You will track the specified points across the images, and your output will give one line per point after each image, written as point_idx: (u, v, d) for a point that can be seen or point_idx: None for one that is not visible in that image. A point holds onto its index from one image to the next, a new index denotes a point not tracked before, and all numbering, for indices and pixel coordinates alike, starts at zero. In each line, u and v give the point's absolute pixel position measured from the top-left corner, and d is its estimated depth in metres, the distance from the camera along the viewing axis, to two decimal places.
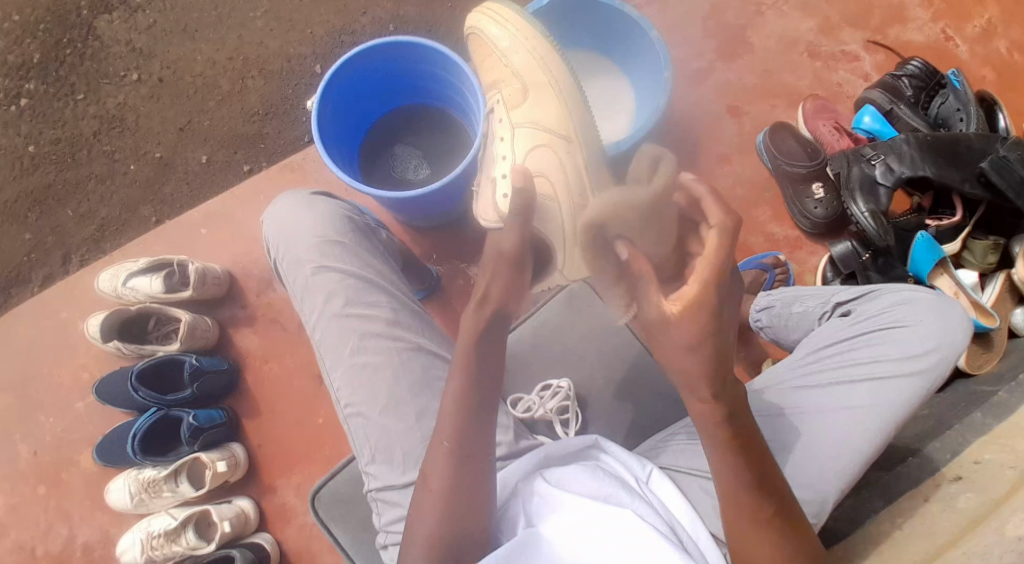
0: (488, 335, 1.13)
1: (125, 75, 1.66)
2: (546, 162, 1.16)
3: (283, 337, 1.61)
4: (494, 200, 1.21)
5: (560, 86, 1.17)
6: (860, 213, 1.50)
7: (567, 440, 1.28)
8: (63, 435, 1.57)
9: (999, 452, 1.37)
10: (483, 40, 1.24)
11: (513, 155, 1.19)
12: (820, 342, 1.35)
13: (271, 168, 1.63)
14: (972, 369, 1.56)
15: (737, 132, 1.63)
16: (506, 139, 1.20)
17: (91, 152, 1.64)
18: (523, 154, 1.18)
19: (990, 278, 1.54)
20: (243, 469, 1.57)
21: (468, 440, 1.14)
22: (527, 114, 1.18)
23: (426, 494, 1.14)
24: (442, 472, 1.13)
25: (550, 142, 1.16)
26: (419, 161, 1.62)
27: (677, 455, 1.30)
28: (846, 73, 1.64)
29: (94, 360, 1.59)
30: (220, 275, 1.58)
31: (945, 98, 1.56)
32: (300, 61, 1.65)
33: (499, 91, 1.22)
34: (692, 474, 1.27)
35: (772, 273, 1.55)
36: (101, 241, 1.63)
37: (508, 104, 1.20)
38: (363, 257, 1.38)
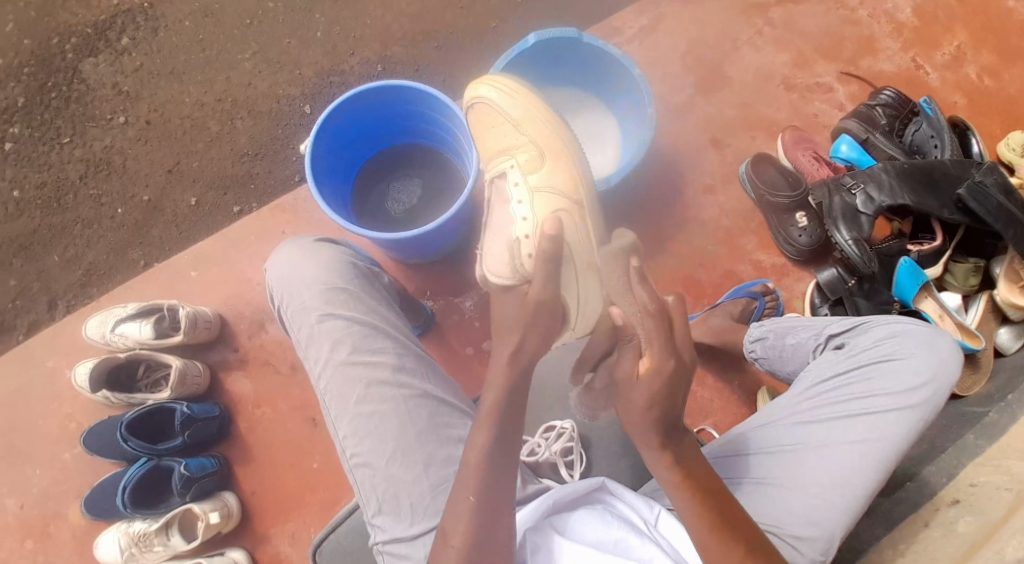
0: (508, 370, 1.14)
1: (113, 118, 1.66)
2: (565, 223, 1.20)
3: (277, 380, 1.58)
4: (512, 255, 1.21)
5: (569, 151, 1.24)
6: (843, 240, 1.54)
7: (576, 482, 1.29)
8: (50, 488, 1.52)
9: (994, 474, 1.38)
10: (489, 110, 1.28)
11: (534, 215, 1.21)
12: (816, 376, 1.35)
13: (262, 209, 1.63)
14: (961, 391, 1.60)
15: (720, 163, 1.67)
16: (524, 202, 1.22)
17: (77, 196, 1.63)
18: (538, 211, 1.21)
19: (972, 300, 1.59)
20: (235, 520, 1.53)
21: (488, 495, 1.12)
22: (543, 181, 1.22)
23: (445, 550, 1.12)
24: (460, 528, 1.11)
25: (566, 206, 1.21)
26: (398, 195, 1.64)
27: None
28: (820, 104, 1.70)
29: (81, 410, 1.55)
30: (211, 319, 1.57)
31: (919, 126, 1.62)
32: (289, 101, 1.67)
33: (511, 157, 1.25)
34: None
35: (762, 301, 1.57)
36: (88, 286, 1.60)
37: (525, 168, 1.23)
38: (368, 303, 1.39)
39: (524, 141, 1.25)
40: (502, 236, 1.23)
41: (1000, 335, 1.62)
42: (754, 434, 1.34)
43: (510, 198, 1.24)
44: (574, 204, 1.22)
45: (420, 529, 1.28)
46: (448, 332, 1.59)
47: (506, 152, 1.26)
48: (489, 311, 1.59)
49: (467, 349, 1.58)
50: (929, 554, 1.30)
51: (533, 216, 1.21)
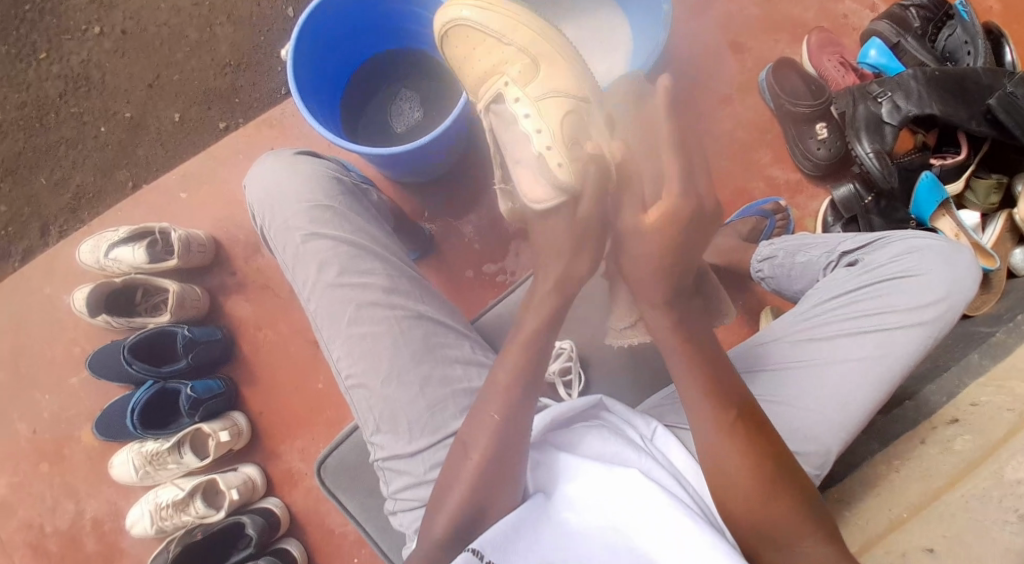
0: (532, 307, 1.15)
1: (87, 29, 1.60)
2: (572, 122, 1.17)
3: (276, 303, 1.57)
4: (545, 174, 1.14)
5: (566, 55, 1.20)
6: (864, 153, 1.46)
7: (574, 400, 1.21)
8: (60, 412, 1.55)
9: (997, 394, 1.35)
10: (471, 35, 1.21)
11: (547, 127, 1.16)
12: (825, 293, 1.29)
13: (248, 124, 1.58)
14: (969, 311, 1.53)
15: (736, 70, 1.59)
16: (530, 113, 1.17)
17: (58, 114, 1.60)
18: (554, 123, 1.16)
19: (990, 219, 1.52)
20: (246, 437, 1.55)
21: (511, 410, 1.12)
22: (542, 86, 1.18)
23: (465, 461, 1.12)
24: (484, 439, 1.11)
25: (569, 102, 1.18)
26: (409, 105, 1.55)
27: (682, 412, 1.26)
28: (853, 4, 1.59)
29: (84, 335, 1.56)
30: (206, 242, 1.54)
31: (952, 31, 1.50)
32: (271, 4, 1.59)
33: (505, 74, 1.20)
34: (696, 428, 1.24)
35: (772, 220, 1.51)
36: (78, 210, 1.59)
37: (520, 83, 1.19)
38: (354, 220, 1.32)
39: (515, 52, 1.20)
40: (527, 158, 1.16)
41: (1015, 255, 1.53)
42: (759, 353, 1.28)
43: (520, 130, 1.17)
44: (579, 101, 1.18)
45: (420, 446, 1.24)
46: (449, 255, 1.56)
47: (494, 75, 1.21)
48: (492, 233, 1.55)
49: (468, 273, 1.55)
50: (921, 469, 1.31)
51: (552, 129, 1.16)
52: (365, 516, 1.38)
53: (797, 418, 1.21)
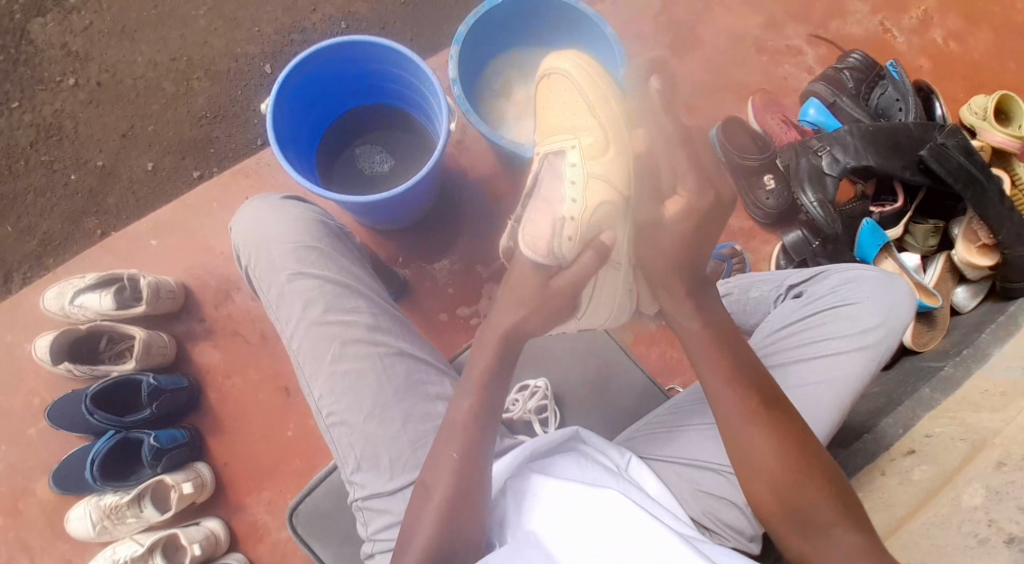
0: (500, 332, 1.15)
1: (61, 80, 1.63)
2: (610, 218, 1.12)
3: (246, 350, 1.56)
4: (552, 227, 1.12)
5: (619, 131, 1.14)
6: (809, 202, 1.56)
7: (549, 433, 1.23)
8: (15, 464, 1.50)
9: (949, 425, 1.39)
10: (558, 80, 1.21)
11: (584, 199, 1.13)
12: (775, 323, 1.35)
13: (222, 173, 1.61)
14: (917, 346, 1.61)
15: (692, 126, 1.69)
16: (576, 181, 1.14)
17: (28, 162, 1.61)
18: (590, 197, 1.13)
19: (930, 260, 1.63)
20: (210, 489, 1.51)
21: (470, 449, 1.13)
22: (601, 168, 1.13)
23: (426, 502, 1.12)
24: (444, 477, 1.12)
25: (615, 200, 1.13)
26: (382, 155, 1.61)
27: (652, 443, 1.27)
28: (790, 67, 1.72)
29: (44, 385, 1.52)
30: (175, 289, 1.54)
31: (884, 89, 1.64)
32: (248, 60, 1.64)
33: (574, 138, 1.16)
34: (668, 461, 1.25)
35: (729, 263, 1.58)
36: (43, 256, 1.59)
37: (586, 152, 1.15)
38: (337, 260, 1.35)
39: (592, 123, 1.16)
40: (547, 215, 1.13)
41: (956, 294, 1.65)
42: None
43: (561, 180, 1.16)
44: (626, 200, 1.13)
45: (400, 483, 1.24)
46: (421, 298, 1.59)
47: (569, 132, 1.17)
48: (463, 277, 1.59)
49: (442, 315, 1.59)
50: (885, 501, 1.36)
51: (584, 201, 1.12)
52: None
53: None
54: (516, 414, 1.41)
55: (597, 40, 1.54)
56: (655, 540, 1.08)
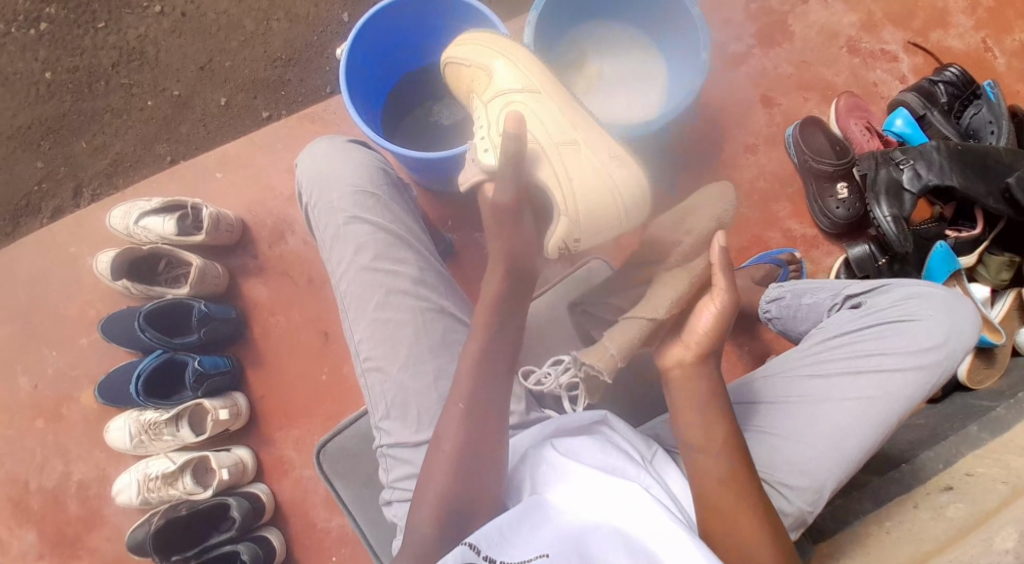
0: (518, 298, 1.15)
1: (148, 6, 1.67)
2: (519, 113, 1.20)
3: (294, 291, 1.60)
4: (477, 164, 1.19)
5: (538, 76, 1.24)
6: (882, 216, 1.51)
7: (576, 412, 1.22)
8: (65, 370, 1.57)
9: (992, 467, 1.34)
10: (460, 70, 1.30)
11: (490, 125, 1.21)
12: (827, 331, 1.32)
13: (291, 115, 1.64)
14: (972, 384, 1.54)
15: (767, 123, 1.64)
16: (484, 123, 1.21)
17: (108, 84, 1.66)
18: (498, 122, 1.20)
19: (1000, 295, 1.56)
20: (244, 419, 1.56)
21: (481, 403, 1.12)
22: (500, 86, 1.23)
23: (437, 453, 1.12)
24: (453, 429, 1.12)
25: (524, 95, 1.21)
26: (452, 109, 1.60)
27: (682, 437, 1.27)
28: (882, 73, 1.64)
29: (100, 297, 1.58)
30: (233, 222, 1.58)
31: (978, 109, 1.56)
32: (328, 6, 1.66)
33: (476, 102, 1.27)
34: None
35: (786, 269, 1.54)
36: (113, 176, 1.65)
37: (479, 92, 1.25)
38: (395, 211, 1.36)
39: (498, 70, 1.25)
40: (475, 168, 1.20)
41: (1021, 333, 1.57)
42: (760, 383, 1.30)
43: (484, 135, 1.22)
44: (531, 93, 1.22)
45: (426, 436, 1.26)
46: (467, 263, 1.60)
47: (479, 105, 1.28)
48: None
49: (484, 284, 1.59)
50: (914, 533, 1.27)
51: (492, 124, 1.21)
52: (356, 506, 1.39)
53: (795, 451, 1.23)
54: (547, 388, 1.35)
55: (677, 24, 1.51)
56: (672, 539, 1.06)
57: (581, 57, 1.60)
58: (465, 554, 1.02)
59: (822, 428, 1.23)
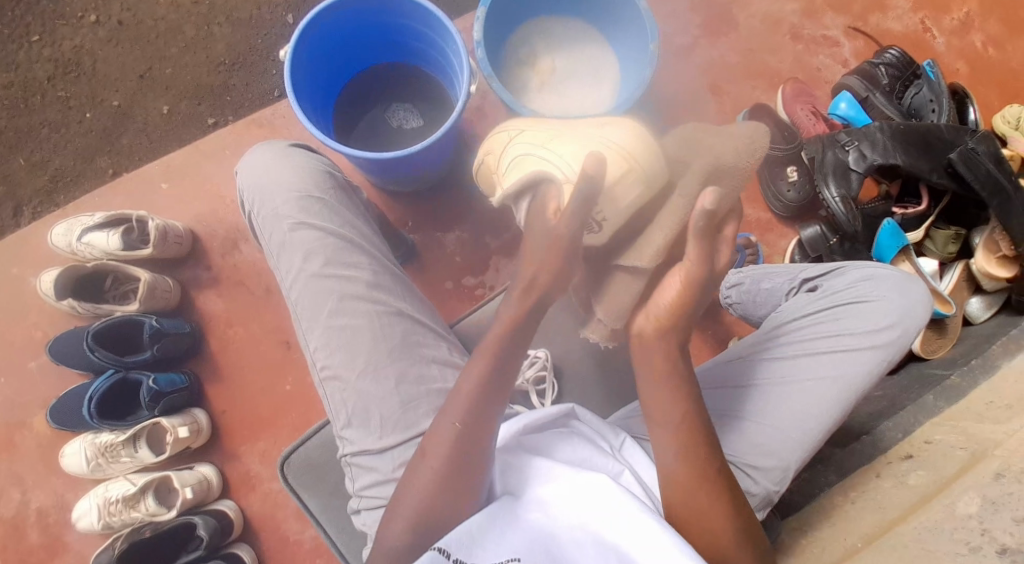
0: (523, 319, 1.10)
1: (83, 17, 1.61)
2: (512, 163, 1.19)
3: (251, 302, 1.56)
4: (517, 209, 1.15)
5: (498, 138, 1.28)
6: (831, 197, 1.53)
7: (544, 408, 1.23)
8: (14, 396, 1.51)
9: (949, 433, 1.36)
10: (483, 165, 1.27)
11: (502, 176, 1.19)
12: (784, 316, 1.35)
13: (237, 122, 1.60)
14: (926, 354, 1.58)
15: (717, 111, 1.65)
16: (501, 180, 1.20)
17: (45, 98, 1.60)
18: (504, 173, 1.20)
19: (949, 266, 1.60)
20: (206, 435, 1.52)
21: (476, 420, 1.10)
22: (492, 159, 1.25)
23: (421, 467, 1.12)
24: (442, 449, 1.10)
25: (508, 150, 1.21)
26: (408, 113, 1.59)
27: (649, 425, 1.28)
28: (824, 58, 1.68)
29: (47, 319, 1.53)
30: (183, 234, 1.53)
31: (919, 89, 1.60)
32: (271, 9, 1.63)
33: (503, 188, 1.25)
34: None
35: (742, 253, 1.55)
36: (53, 194, 1.59)
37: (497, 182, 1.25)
38: (343, 215, 1.34)
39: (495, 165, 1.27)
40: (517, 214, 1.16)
41: (970, 303, 1.62)
42: (722, 370, 1.33)
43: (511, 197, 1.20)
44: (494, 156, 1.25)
45: (389, 442, 1.25)
46: (428, 264, 1.58)
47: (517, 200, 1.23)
48: (473, 247, 1.58)
49: (447, 283, 1.58)
50: (877, 503, 1.30)
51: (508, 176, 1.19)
52: (326, 516, 1.37)
53: (758, 433, 1.27)
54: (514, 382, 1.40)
55: (625, 14, 1.51)
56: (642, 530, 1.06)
57: (532, 53, 1.59)
58: (435, 559, 1.02)
59: (780, 412, 1.27)
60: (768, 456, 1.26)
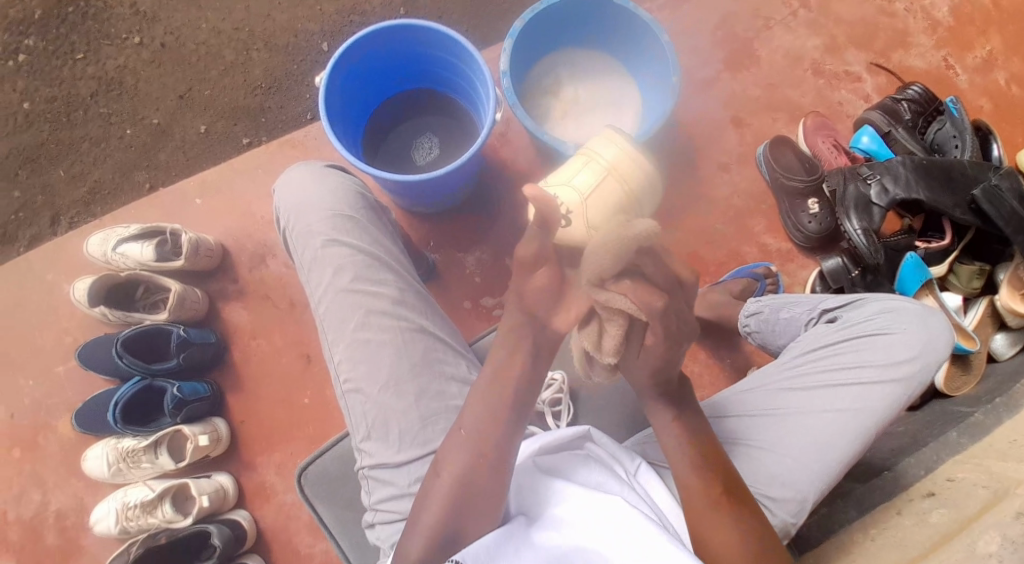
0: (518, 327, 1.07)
1: (127, 38, 1.69)
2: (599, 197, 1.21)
3: (274, 314, 1.59)
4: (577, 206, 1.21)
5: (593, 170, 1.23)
6: (853, 229, 1.53)
7: (561, 428, 1.22)
8: (41, 399, 1.55)
9: (973, 471, 1.34)
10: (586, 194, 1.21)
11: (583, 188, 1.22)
12: (806, 345, 1.34)
13: (271, 142, 1.66)
14: (950, 391, 1.57)
15: (739, 142, 1.67)
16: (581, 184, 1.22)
17: (87, 113, 1.68)
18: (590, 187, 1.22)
19: (973, 302, 1.60)
20: (224, 445, 1.54)
21: (486, 433, 1.09)
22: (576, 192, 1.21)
23: (435, 481, 1.11)
24: (454, 460, 1.10)
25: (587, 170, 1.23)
26: (430, 146, 1.63)
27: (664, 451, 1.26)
28: (846, 93, 1.70)
29: (77, 325, 1.57)
30: (213, 247, 1.58)
31: (941, 125, 1.61)
32: (308, 37, 1.70)
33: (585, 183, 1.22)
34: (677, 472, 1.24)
35: (763, 283, 1.56)
36: (90, 205, 1.66)
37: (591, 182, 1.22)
38: (373, 233, 1.37)
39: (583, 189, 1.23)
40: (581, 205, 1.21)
41: (994, 341, 1.60)
42: (741, 397, 1.32)
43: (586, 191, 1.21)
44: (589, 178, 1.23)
45: (407, 456, 1.26)
46: (448, 282, 1.61)
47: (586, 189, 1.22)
48: (493, 268, 1.61)
49: (466, 303, 1.60)
50: (898, 540, 1.27)
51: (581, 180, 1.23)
52: (338, 529, 1.38)
53: (779, 464, 1.24)
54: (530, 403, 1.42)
55: (647, 45, 1.55)
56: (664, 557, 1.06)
57: (555, 84, 1.64)
58: None
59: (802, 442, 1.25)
60: (788, 487, 1.23)
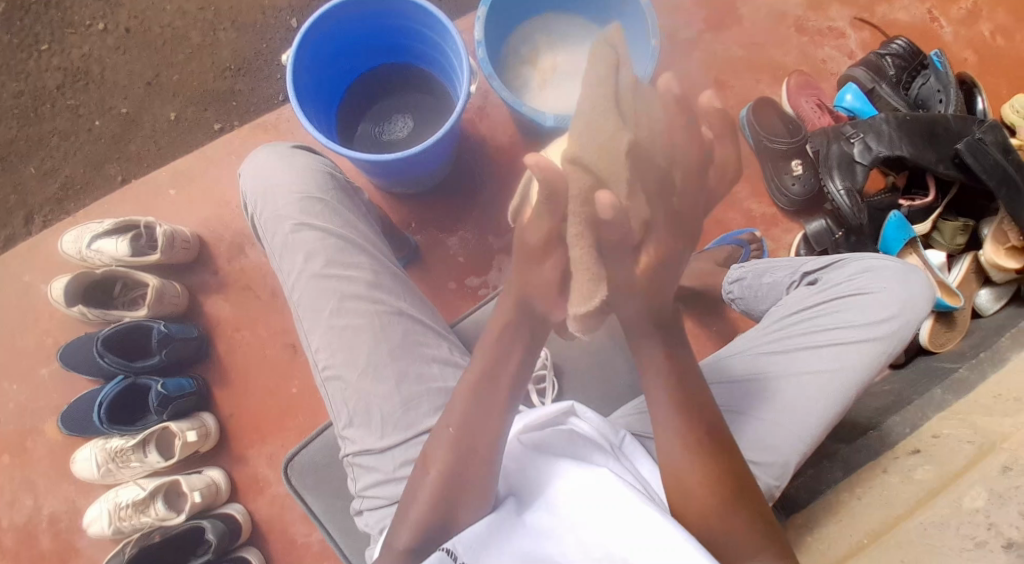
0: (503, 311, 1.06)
1: (91, 25, 1.64)
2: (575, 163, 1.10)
3: (257, 305, 1.57)
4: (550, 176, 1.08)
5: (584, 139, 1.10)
6: (836, 190, 1.52)
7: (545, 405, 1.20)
8: (26, 403, 1.53)
9: (959, 427, 1.33)
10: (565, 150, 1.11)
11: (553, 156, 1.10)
12: (787, 310, 1.33)
13: (243, 126, 1.61)
14: (934, 347, 1.56)
15: (721, 106, 1.64)
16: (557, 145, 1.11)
17: (54, 106, 1.63)
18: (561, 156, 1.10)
19: (957, 259, 1.59)
20: (214, 439, 1.53)
21: (473, 425, 1.08)
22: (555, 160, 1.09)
23: (422, 477, 1.10)
24: (439, 454, 1.09)
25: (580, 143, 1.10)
26: (404, 122, 1.59)
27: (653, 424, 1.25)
28: (830, 49, 1.66)
29: (57, 326, 1.55)
30: (190, 240, 1.54)
31: (925, 80, 1.59)
32: (275, 14, 1.64)
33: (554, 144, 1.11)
34: None
35: (747, 249, 1.55)
36: (64, 201, 1.61)
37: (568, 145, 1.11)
38: (344, 215, 1.35)
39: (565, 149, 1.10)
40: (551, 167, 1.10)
41: (980, 296, 1.60)
42: (723, 365, 1.31)
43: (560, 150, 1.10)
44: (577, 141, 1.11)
45: (391, 441, 1.25)
46: (431, 264, 1.59)
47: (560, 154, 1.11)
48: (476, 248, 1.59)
49: (450, 285, 1.58)
50: (884, 500, 1.27)
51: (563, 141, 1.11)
52: (329, 518, 1.38)
53: (761, 429, 1.23)
54: (515, 383, 1.41)
55: (626, 7, 1.50)
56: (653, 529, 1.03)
57: (533, 53, 1.59)
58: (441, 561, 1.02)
59: (784, 406, 1.24)
60: (771, 451, 1.22)
